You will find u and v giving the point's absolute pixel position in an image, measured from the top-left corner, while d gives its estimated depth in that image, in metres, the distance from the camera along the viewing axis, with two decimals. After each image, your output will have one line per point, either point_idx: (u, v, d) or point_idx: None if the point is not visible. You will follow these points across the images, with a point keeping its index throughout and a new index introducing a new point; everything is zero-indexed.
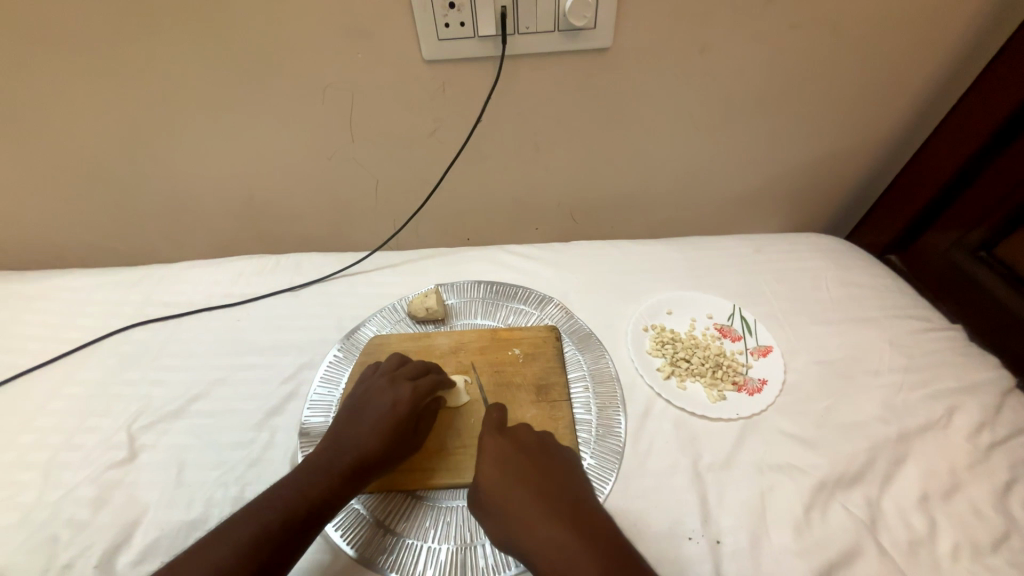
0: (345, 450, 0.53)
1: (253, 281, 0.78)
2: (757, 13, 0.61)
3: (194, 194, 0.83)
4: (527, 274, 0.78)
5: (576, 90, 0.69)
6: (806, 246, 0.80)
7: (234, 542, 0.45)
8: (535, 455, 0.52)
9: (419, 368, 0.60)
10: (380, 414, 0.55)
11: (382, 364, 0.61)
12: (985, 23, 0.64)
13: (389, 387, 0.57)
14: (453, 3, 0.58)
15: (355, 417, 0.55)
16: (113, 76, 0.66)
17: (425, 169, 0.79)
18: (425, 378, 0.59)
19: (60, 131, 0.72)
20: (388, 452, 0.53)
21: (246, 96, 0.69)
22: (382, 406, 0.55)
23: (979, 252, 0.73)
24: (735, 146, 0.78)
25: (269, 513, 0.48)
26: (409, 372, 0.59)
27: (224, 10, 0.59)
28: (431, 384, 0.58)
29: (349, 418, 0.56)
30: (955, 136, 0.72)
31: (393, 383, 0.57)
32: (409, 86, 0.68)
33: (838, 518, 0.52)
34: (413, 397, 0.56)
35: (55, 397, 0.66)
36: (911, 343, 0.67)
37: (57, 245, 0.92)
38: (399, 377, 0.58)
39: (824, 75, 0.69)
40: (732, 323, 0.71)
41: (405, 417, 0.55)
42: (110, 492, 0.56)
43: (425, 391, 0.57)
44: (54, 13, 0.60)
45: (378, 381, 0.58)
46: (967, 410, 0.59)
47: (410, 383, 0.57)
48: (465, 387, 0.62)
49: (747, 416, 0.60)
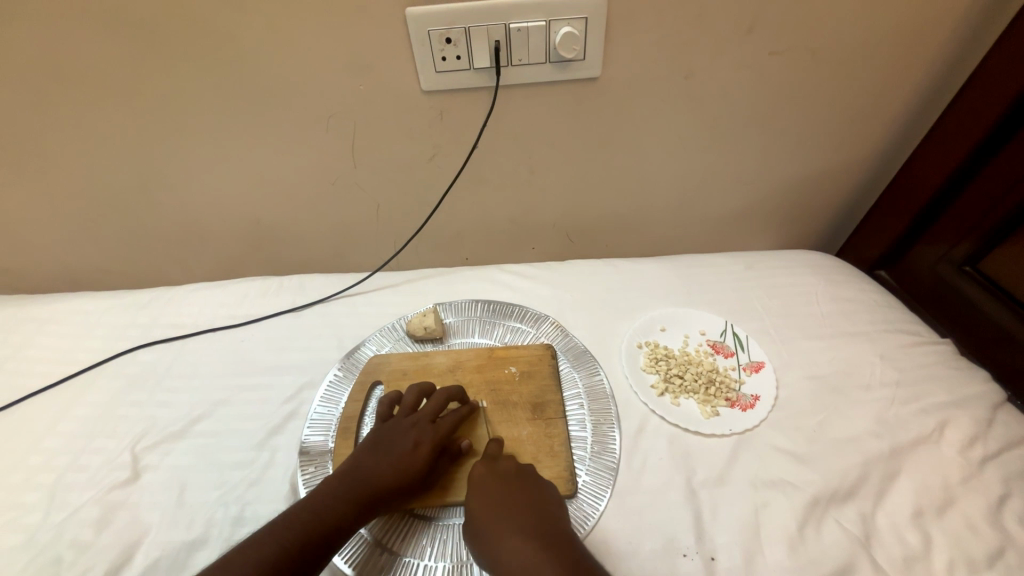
0: (359, 481, 0.53)
1: (257, 302, 0.80)
2: (736, 43, 0.65)
3: (203, 219, 0.86)
4: (523, 293, 0.80)
5: (567, 116, 0.72)
6: (796, 263, 0.82)
7: (251, 560, 0.46)
8: (512, 487, 0.52)
9: (420, 394, 0.61)
10: (400, 453, 0.55)
11: (403, 399, 0.61)
12: (956, 48, 0.67)
13: (411, 427, 0.57)
14: (450, 38, 0.61)
15: (373, 451, 0.55)
16: (129, 107, 0.70)
17: (423, 192, 0.82)
18: (445, 419, 0.59)
19: (76, 159, 0.76)
20: (410, 485, 0.53)
21: (255, 126, 0.72)
22: (400, 441, 0.56)
23: (964, 267, 0.75)
24: (723, 166, 0.80)
25: (281, 542, 0.48)
26: (431, 414, 0.59)
27: (233, 46, 0.63)
28: (439, 406, 0.59)
29: (368, 449, 0.56)
30: (934, 157, 0.74)
31: (416, 425, 0.57)
32: (408, 115, 0.71)
33: (833, 533, 0.52)
34: (435, 442, 0.56)
35: (62, 419, 0.67)
36: (901, 357, 0.68)
37: (67, 269, 0.95)
38: (422, 417, 0.58)
39: (805, 98, 0.72)
40: (724, 339, 0.72)
41: (422, 453, 0.55)
42: (113, 513, 0.57)
43: (445, 435, 0.57)
44: (76, 53, 0.64)
45: (401, 420, 0.58)
46: (958, 424, 0.60)
47: (432, 425, 0.57)
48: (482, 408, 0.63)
49: (740, 431, 0.61)
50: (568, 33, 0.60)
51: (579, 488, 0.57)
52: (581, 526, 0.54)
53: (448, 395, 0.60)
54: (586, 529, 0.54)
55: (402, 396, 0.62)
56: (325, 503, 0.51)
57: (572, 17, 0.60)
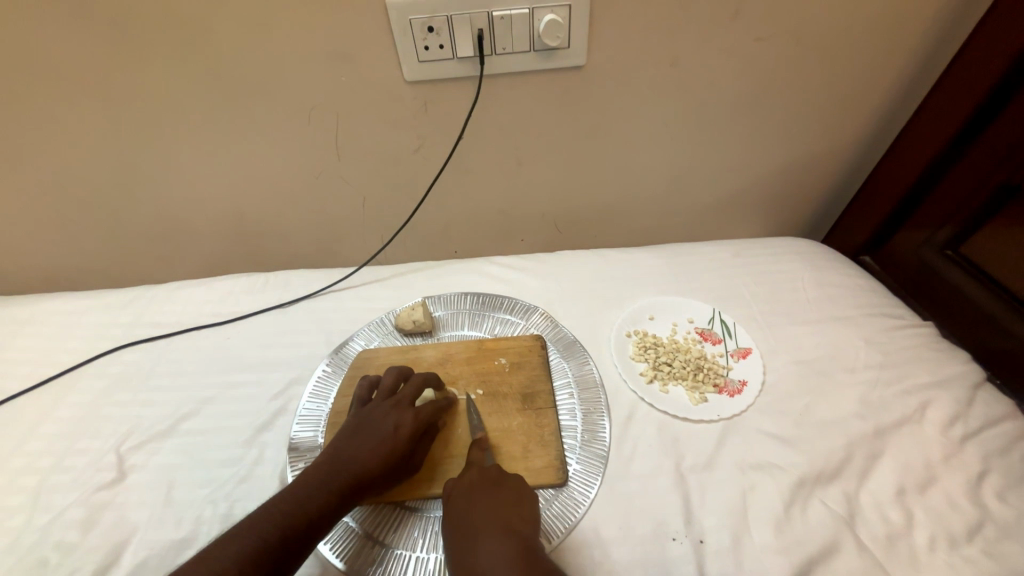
0: (341, 468, 0.52)
1: (243, 299, 0.79)
2: (721, 29, 0.64)
3: (185, 215, 0.84)
4: (512, 284, 0.80)
5: (553, 105, 0.72)
6: (783, 249, 0.83)
7: (232, 555, 0.45)
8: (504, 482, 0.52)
9: (395, 377, 0.61)
10: (382, 436, 0.54)
11: (379, 382, 0.61)
12: (938, 33, 0.67)
13: (391, 410, 0.57)
14: (432, 27, 0.60)
15: (353, 436, 0.55)
16: (103, 101, 0.68)
17: (410, 184, 0.81)
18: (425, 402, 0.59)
19: (50, 155, 0.74)
20: (392, 467, 0.53)
21: (235, 119, 0.71)
22: (380, 424, 0.55)
23: (946, 251, 0.76)
24: (710, 154, 0.81)
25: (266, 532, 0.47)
26: (411, 395, 0.59)
27: (210, 37, 0.62)
28: (416, 387, 0.59)
29: (348, 434, 0.55)
30: (917, 143, 0.75)
31: (396, 407, 0.57)
32: (392, 106, 0.70)
33: (818, 513, 0.53)
34: (416, 422, 0.56)
35: (45, 421, 0.66)
36: (885, 340, 0.69)
37: (47, 268, 0.93)
38: (402, 400, 0.58)
39: (790, 85, 0.72)
40: (712, 326, 0.73)
41: (403, 435, 0.55)
42: (99, 513, 0.56)
43: (427, 416, 0.57)
44: (45, 45, 0.62)
45: (380, 403, 0.58)
46: (939, 404, 0.61)
47: (413, 407, 0.57)
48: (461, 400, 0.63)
49: (727, 417, 0.62)
50: (552, 20, 0.60)
51: (570, 476, 0.57)
52: (571, 516, 0.54)
53: (426, 380, 0.61)
54: (575, 519, 0.54)
55: (380, 379, 0.62)
56: (308, 492, 0.51)
57: (556, 4, 0.59)
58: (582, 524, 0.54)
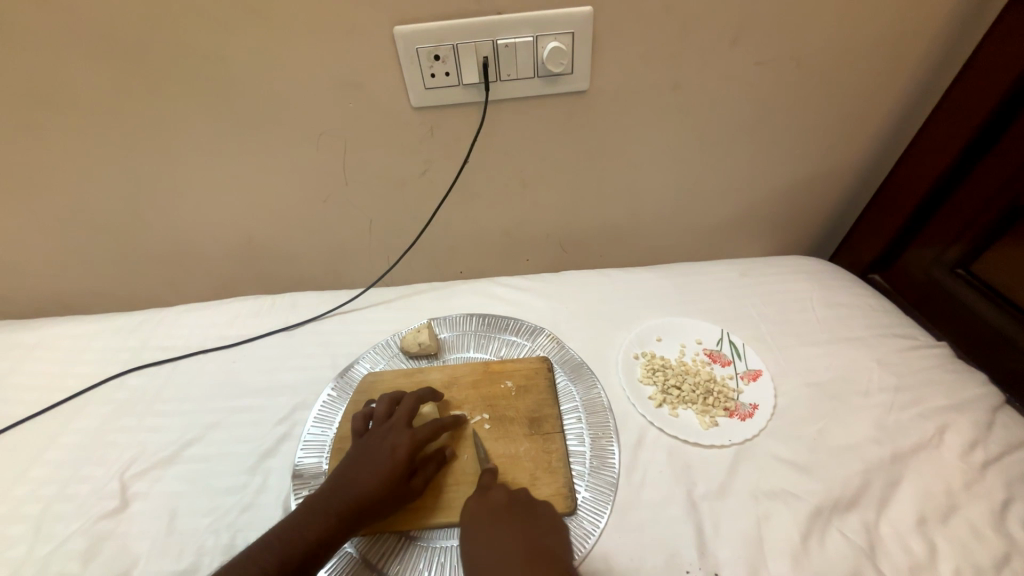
0: (340, 493, 0.52)
1: (249, 322, 0.79)
2: (722, 53, 0.65)
3: (194, 238, 0.85)
4: (518, 306, 0.79)
5: (557, 129, 0.72)
6: (790, 269, 0.82)
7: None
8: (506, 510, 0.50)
9: (392, 401, 0.60)
10: (381, 458, 0.54)
11: (375, 409, 0.60)
12: (939, 54, 0.68)
13: (390, 432, 0.57)
14: (438, 55, 0.62)
15: (352, 459, 0.55)
16: (117, 129, 0.69)
17: (416, 207, 0.82)
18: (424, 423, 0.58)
19: (65, 182, 0.76)
20: (393, 492, 0.53)
21: (245, 145, 0.72)
22: (380, 447, 0.55)
23: (957, 270, 0.75)
24: (714, 174, 0.81)
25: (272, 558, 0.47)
26: (409, 415, 0.58)
27: (222, 67, 0.63)
28: (412, 407, 0.59)
29: (349, 460, 0.55)
30: (923, 162, 0.75)
31: (394, 428, 0.56)
32: (398, 131, 0.71)
33: (836, 544, 0.51)
34: (413, 442, 0.55)
35: (50, 447, 0.66)
36: (898, 361, 0.68)
37: (57, 292, 0.94)
38: (398, 421, 0.58)
39: (792, 106, 0.72)
40: (721, 347, 0.72)
41: (401, 457, 0.54)
42: (101, 543, 0.56)
43: (426, 436, 0.56)
44: (65, 78, 0.64)
45: (378, 427, 0.57)
46: (958, 428, 0.59)
47: (410, 427, 0.57)
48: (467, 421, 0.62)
49: (739, 442, 0.60)
50: (555, 48, 0.61)
51: (580, 504, 0.56)
52: (581, 545, 0.53)
53: (424, 399, 0.61)
54: (586, 548, 0.53)
55: (375, 407, 0.61)
56: (308, 517, 0.50)
57: (559, 32, 0.61)
58: (593, 556, 0.52)
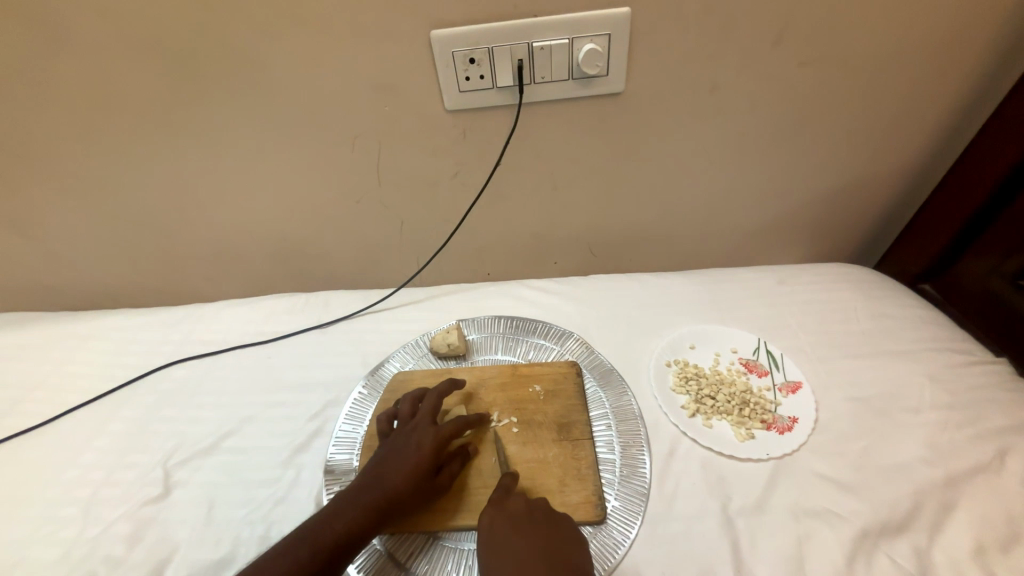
0: (367, 489, 0.53)
1: (284, 319, 0.82)
2: (764, 53, 0.63)
3: (233, 237, 0.88)
4: (547, 309, 0.79)
5: (590, 132, 0.72)
6: (831, 277, 0.79)
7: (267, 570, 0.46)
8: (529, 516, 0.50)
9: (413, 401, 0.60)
10: (406, 454, 0.55)
11: (397, 410, 0.60)
12: (1001, 52, 0.64)
13: (414, 431, 0.57)
14: (474, 58, 0.62)
15: (384, 461, 0.55)
16: (166, 132, 0.73)
17: (446, 208, 0.82)
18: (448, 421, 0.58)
19: (118, 182, 0.80)
20: (419, 490, 0.53)
21: (284, 147, 0.74)
22: (404, 446, 0.56)
23: (1017, 280, 0.71)
24: (751, 178, 0.78)
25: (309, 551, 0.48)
26: (431, 414, 0.59)
27: (264, 71, 0.65)
28: (433, 406, 0.59)
29: (374, 457, 0.56)
30: (981, 165, 0.71)
31: (417, 428, 0.57)
32: (431, 134, 0.72)
33: (882, 570, 0.49)
34: (437, 440, 0.55)
35: (99, 434, 0.69)
36: (952, 378, 0.64)
37: (107, 286, 0.99)
38: (421, 420, 0.58)
39: (837, 107, 0.69)
40: (757, 357, 0.69)
41: (426, 455, 0.54)
42: (144, 529, 0.58)
43: (449, 434, 0.56)
44: (121, 83, 0.67)
45: (402, 427, 0.58)
46: (1020, 452, 0.55)
47: (434, 425, 0.57)
48: (491, 424, 0.62)
49: (777, 456, 0.58)
50: (591, 49, 0.60)
51: (609, 513, 0.55)
52: (609, 558, 0.52)
53: (441, 394, 0.61)
54: (614, 560, 0.51)
55: (397, 409, 0.61)
56: (337, 509, 0.51)
57: (595, 33, 0.60)
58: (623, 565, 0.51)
